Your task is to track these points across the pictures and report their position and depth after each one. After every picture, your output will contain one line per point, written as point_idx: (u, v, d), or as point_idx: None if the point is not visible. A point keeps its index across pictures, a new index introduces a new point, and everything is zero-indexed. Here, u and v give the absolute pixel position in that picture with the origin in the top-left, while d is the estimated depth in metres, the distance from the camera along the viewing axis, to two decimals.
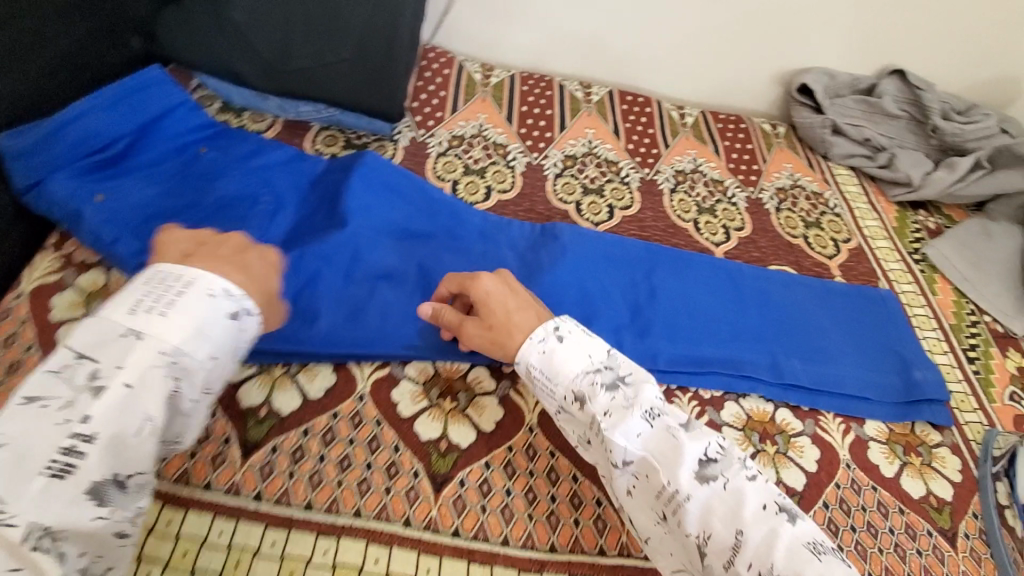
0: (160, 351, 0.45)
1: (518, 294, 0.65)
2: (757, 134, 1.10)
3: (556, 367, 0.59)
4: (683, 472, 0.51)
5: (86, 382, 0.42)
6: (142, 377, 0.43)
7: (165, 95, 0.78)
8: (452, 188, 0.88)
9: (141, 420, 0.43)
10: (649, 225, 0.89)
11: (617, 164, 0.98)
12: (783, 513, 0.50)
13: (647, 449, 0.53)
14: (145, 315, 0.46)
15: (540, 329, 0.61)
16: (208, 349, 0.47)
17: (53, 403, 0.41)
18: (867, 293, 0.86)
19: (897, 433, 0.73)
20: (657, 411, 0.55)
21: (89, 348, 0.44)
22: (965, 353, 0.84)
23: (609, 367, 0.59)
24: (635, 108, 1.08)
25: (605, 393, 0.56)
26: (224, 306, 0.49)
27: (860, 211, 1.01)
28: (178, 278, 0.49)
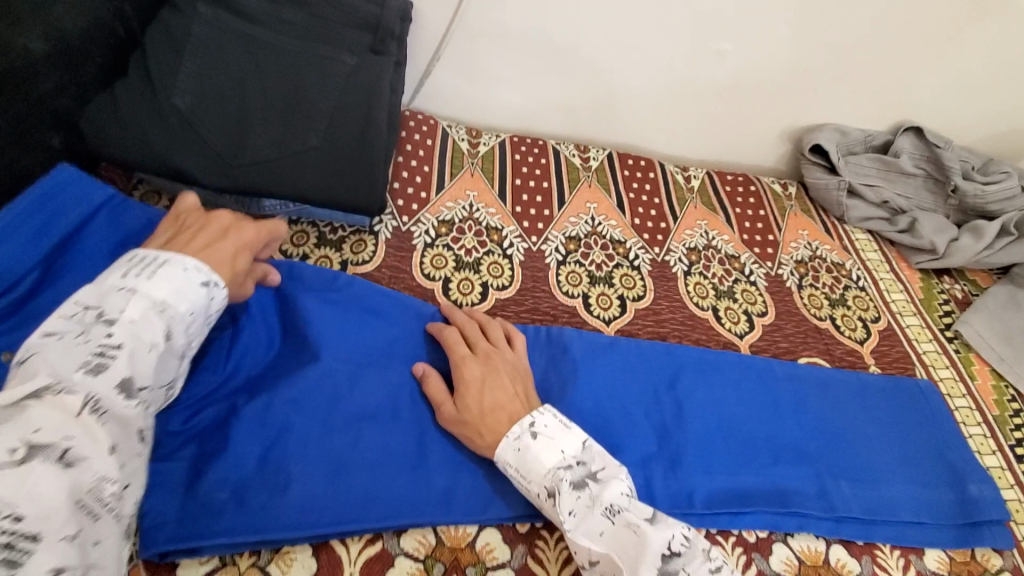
0: (152, 300, 0.49)
1: (503, 388, 0.62)
2: (769, 197, 1.02)
3: (527, 464, 0.56)
4: (644, 568, 0.48)
5: (93, 319, 0.46)
6: (145, 315, 0.48)
7: (81, 200, 0.66)
8: (444, 288, 0.78)
9: (151, 345, 0.47)
10: (665, 319, 0.80)
11: (624, 244, 0.89)
12: None
13: (609, 547, 0.51)
14: (133, 277, 0.49)
15: (516, 425, 0.58)
16: (189, 303, 0.51)
17: (67, 335, 0.45)
18: (906, 386, 0.79)
19: (958, 562, 0.65)
20: (618, 508, 0.53)
21: (87, 298, 0.47)
22: (1013, 450, 0.77)
23: (582, 463, 0.56)
24: (637, 175, 1.00)
25: (572, 492, 0.54)
26: (197, 274, 0.52)
27: (885, 282, 0.93)
28: (153, 253, 0.52)
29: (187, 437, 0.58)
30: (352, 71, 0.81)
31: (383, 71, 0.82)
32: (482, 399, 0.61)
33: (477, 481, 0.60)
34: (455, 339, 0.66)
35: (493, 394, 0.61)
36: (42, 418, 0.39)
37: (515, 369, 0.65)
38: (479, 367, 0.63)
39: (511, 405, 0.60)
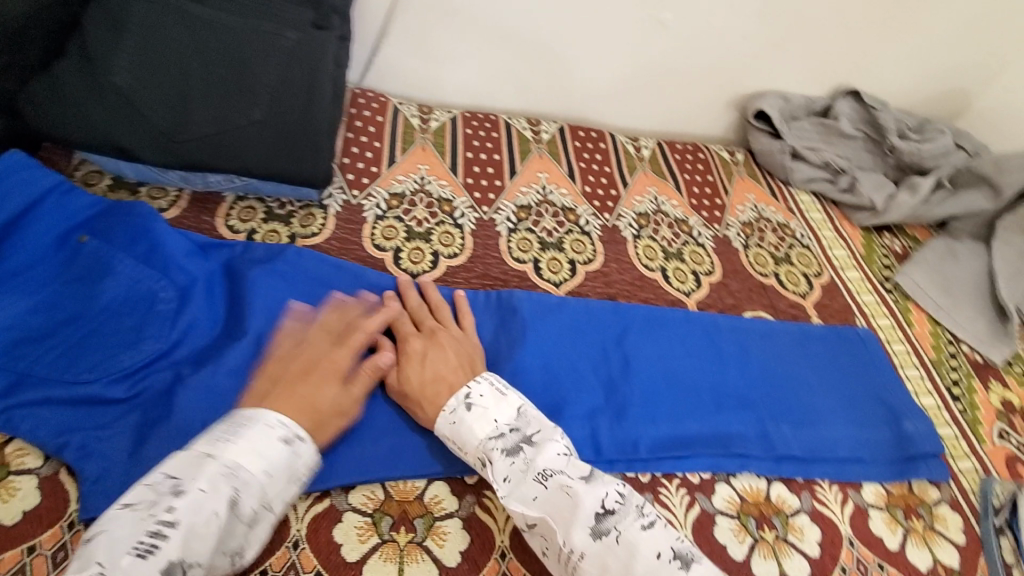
0: (225, 465, 0.48)
1: (445, 360, 0.62)
2: (717, 163, 1.05)
3: (462, 436, 0.57)
4: (575, 529, 0.49)
5: (168, 489, 0.45)
6: (215, 483, 0.46)
7: (28, 182, 0.66)
8: (394, 257, 0.78)
9: (212, 515, 0.45)
10: (614, 280, 0.82)
11: (575, 211, 0.90)
12: (677, 561, 0.48)
13: (544, 512, 0.51)
14: (217, 441, 0.49)
15: (452, 398, 0.59)
16: (268, 464, 0.49)
17: (140, 505, 0.44)
18: (846, 334, 0.82)
19: (896, 495, 0.68)
20: (551, 471, 0.53)
21: (173, 467, 0.47)
22: (949, 389, 0.80)
23: (517, 429, 0.57)
24: (588, 146, 1.02)
25: (505, 459, 0.55)
26: (280, 430, 0.52)
27: (827, 239, 0.97)
28: (246, 412, 0.52)
29: (131, 407, 0.58)
30: (294, 45, 0.80)
31: (326, 46, 0.82)
32: (421, 373, 0.61)
33: (426, 438, 0.61)
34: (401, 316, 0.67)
35: (435, 367, 0.62)
36: None
37: (460, 344, 0.65)
38: (422, 342, 0.64)
39: (452, 377, 0.61)
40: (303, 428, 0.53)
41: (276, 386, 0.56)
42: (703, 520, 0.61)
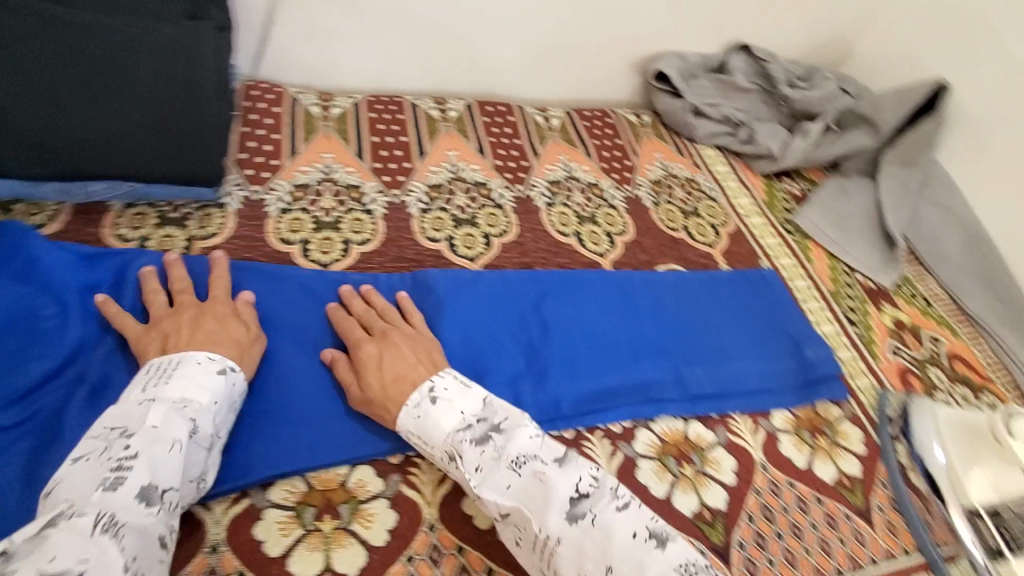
0: (171, 401, 0.52)
1: (403, 358, 0.62)
2: (624, 126, 1.08)
3: (429, 429, 0.58)
4: (551, 512, 0.51)
5: (119, 434, 0.49)
6: (165, 416, 0.50)
7: None
8: (302, 250, 0.76)
9: (171, 442, 0.49)
10: (529, 250, 0.83)
11: (488, 186, 0.91)
12: (653, 540, 0.50)
13: (519, 499, 0.53)
14: (153, 385, 0.53)
15: (415, 394, 0.60)
16: (210, 394, 0.54)
17: (93, 455, 0.48)
18: (751, 276, 0.87)
19: (802, 417, 0.73)
20: (524, 457, 0.55)
21: (116, 419, 0.51)
22: (847, 316, 0.86)
23: (484, 420, 0.59)
24: (497, 121, 1.02)
25: (474, 449, 0.56)
26: (213, 364, 0.56)
27: (732, 190, 1.02)
28: (169, 357, 0.56)
29: (26, 429, 0.55)
30: (171, 40, 0.76)
31: (204, 39, 0.78)
32: (382, 376, 0.61)
33: (345, 424, 0.61)
34: (348, 324, 0.66)
35: (393, 368, 0.61)
36: (59, 544, 0.40)
37: (413, 339, 0.65)
38: (375, 345, 0.63)
39: (413, 374, 0.61)
40: (229, 358, 0.58)
41: (181, 332, 0.58)
42: (627, 466, 0.64)
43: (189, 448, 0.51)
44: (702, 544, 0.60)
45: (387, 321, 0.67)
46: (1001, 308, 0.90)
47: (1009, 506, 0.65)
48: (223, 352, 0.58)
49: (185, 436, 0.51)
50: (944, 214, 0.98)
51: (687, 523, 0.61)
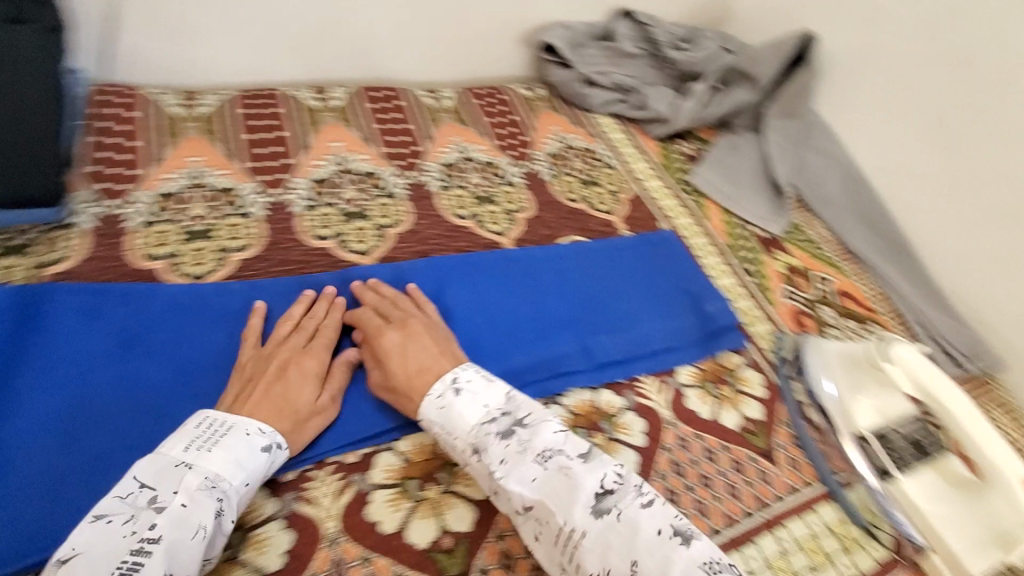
0: (204, 476, 0.50)
1: (425, 350, 0.63)
2: (518, 101, 1.06)
3: (452, 420, 0.57)
4: (575, 506, 0.50)
5: (147, 502, 0.48)
6: (194, 496, 0.49)
7: None
8: (171, 264, 0.70)
9: (196, 529, 0.47)
10: (426, 237, 0.80)
11: (378, 175, 0.87)
12: (678, 537, 0.48)
13: (542, 493, 0.51)
14: (197, 449, 0.52)
15: (438, 383, 0.60)
16: (246, 475, 0.53)
17: (117, 519, 0.47)
18: (650, 239, 0.89)
19: (706, 370, 0.75)
20: (549, 451, 0.53)
21: (149, 478, 0.50)
22: (743, 267, 0.90)
23: (508, 413, 0.57)
24: (385, 106, 0.98)
25: (499, 442, 0.54)
26: (260, 438, 0.55)
27: (629, 156, 1.03)
28: (220, 419, 0.55)
29: None
30: None
31: (21, 42, 0.69)
32: (404, 366, 0.62)
33: None
34: (366, 315, 0.67)
35: (416, 358, 0.62)
36: None
37: (435, 329, 0.66)
38: (397, 336, 0.64)
39: (435, 365, 0.62)
40: (282, 432, 0.57)
41: (257, 385, 0.60)
42: None
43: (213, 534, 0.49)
44: None
45: (404, 311, 0.67)
46: (880, 242, 0.96)
47: (891, 427, 0.67)
48: (276, 425, 0.57)
49: (212, 521, 0.48)
50: (824, 159, 1.03)
51: None
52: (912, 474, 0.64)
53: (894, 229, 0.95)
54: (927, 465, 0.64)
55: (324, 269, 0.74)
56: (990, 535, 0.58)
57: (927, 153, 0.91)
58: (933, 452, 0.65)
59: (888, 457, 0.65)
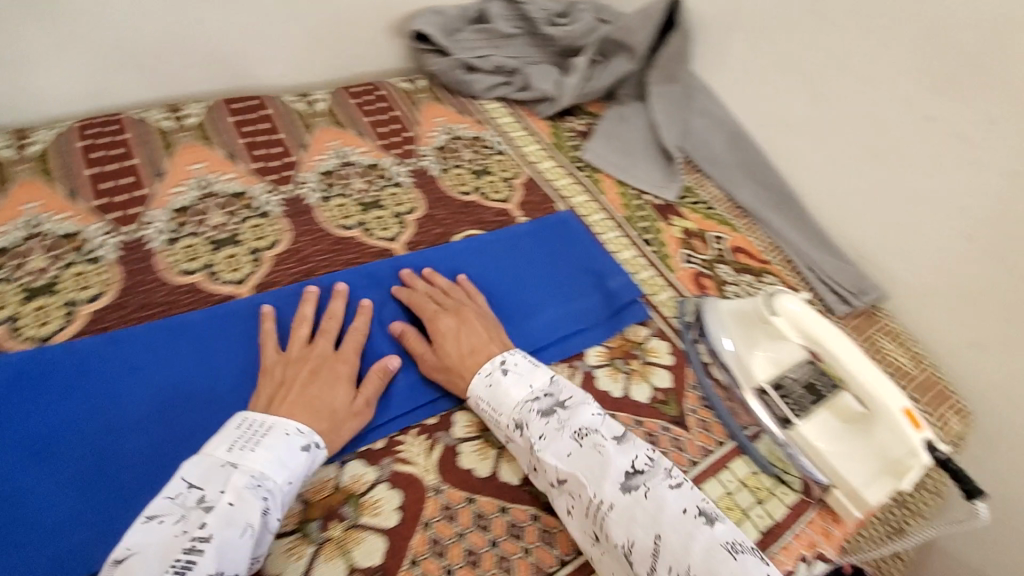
0: (249, 475, 0.52)
1: (476, 333, 0.68)
2: (398, 96, 1.01)
3: (498, 396, 0.63)
4: (607, 481, 0.54)
5: (196, 503, 0.50)
6: (241, 495, 0.50)
7: None
8: (10, 330, 0.62)
9: (243, 527, 0.49)
10: (307, 255, 0.75)
11: (248, 194, 0.80)
12: (701, 518, 0.52)
13: (576, 468, 0.56)
14: (240, 449, 0.53)
15: (489, 362, 0.65)
16: (288, 474, 0.54)
17: (168, 519, 0.49)
18: (548, 222, 0.87)
19: (614, 347, 0.75)
20: (586, 430, 0.59)
21: (197, 478, 0.51)
22: (641, 237, 0.91)
23: (550, 395, 0.63)
24: (249, 118, 0.90)
25: (540, 419, 0.60)
26: (300, 437, 0.56)
27: (520, 139, 1.00)
28: (260, 419, 0.56)
29: None
30: None
31: None
32: (459, 346, 0.66)
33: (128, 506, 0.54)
34: (418, 300, 0.71)
35: (469, 339, 0.67)
36: None
37: (485, 316, 0.71)
38: (450, 319, 0.69)
39: (486, 348, 0.67)
40: (320, 431, 0.57)
41: (292, 386, 0.60)
42: (447, 459, 0.62)
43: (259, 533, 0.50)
44: (534, 507, 0.61)
45: (462, 295, 0.72)
46: (767, 194, 0.99)
47: (786, 375, 0.69)
48: (315, 425, 0.58)
49: (259, 519, 0.50)
50: (708, 121, 1.05)
51: (516, 492, 0.61)
52: (808, 417, 0.66)
53: (779, 180, 0.98)
54: (821, 406, 0.66)
55: (193, 307, 0.68)
56: (884, 465, 0.60)
57: (799, 105, 0.94)
58: (827, 392, 0.67)
59: (786, 405, 0.67)
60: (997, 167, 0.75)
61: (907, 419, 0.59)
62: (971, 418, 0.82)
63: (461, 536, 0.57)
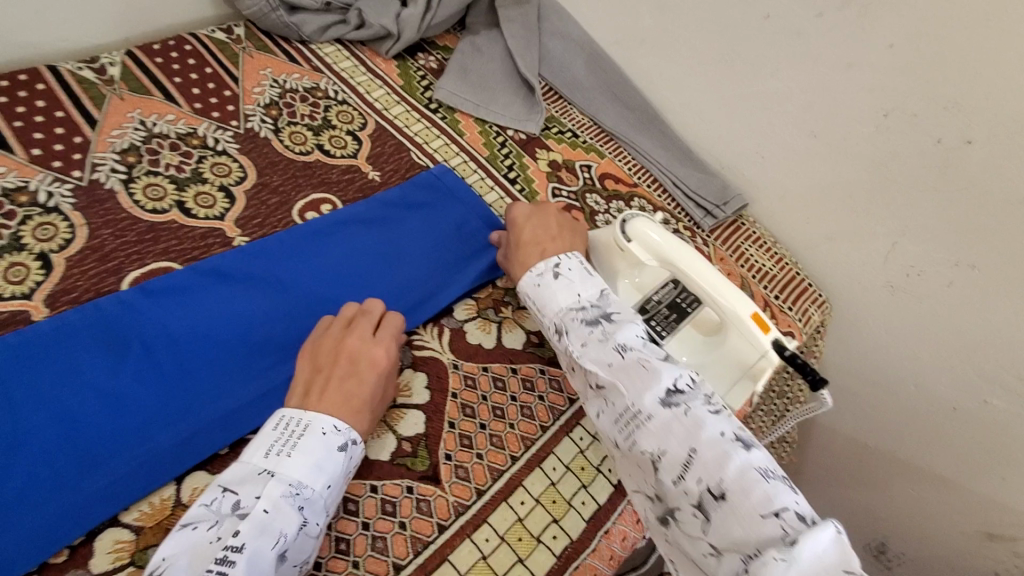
0: (287, 483, 0.49)
1: (545, 226, 0.70)
2: (209, 49, 0.85)
3: (545, 298, 0.64)
4: (646, 394, 0.52)
5: (230, 509, 0.47)
6: (277, 504, 0.47)
7: None
8: None
9: (276, 537, 0.46)
10: (112, 251, 0.64)
11: (27, 188, 0.66)
12: (741, 443, 0.49)
13: (615, 377, 0.55)
14: (277, 455, 0.50)
15: (543, 263, 0.66)
16: (327, 477, 0.51)
17: (202, 526, 0.47)
18: (422, 180, 0.79)
19: (484, 298, 0.73)
20: (629, 347, 0.57)
21: (232, 482, 0.49)
22: (506, 177, 0.86)
23: (597, 306, 0.62)
24: (18, 95, 0.72)
25: (582, 327, 0.60)
26: (337, 437, 0.52)
27: (364, 84, 0.90)
28: (297, 416, 0.53)
29: None
30: None
31: None
32: (530, 232, 0.69)
33: None
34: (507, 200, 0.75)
35: (541, 231, 0.69)
36: None
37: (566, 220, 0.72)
38: (528, 208, 0.72)
39: (547, 243, 0.68)
40: (359, 430, 0.55)
41: (331, 377, 0.56)
42: None
43: (297, 541, 0.48)
44: (408, 479, 0.57)
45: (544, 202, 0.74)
46: (631, 114, 0.97)
47: (650, 297, 0.67)
48: (355, 422, 0.55)
49: (293, 530, 0.47)
50: (565, 43, 0.99)
51: (388, 467, 0.57)
52: (674, 334, 0.65)
53: (640, 99, 0.95)
54: (685, 322, 0.66)
55: None
56: (743, 371, 0.63)
57: (648, 16, 0.90)
58: (689, 308, 0.66)
59: (652, 326, 0.65)
60: (831, 61, 0.75)
61: (756, 322, 0.62)
62: (827, 307, 0.89)
63: (328, 526, 0.53)
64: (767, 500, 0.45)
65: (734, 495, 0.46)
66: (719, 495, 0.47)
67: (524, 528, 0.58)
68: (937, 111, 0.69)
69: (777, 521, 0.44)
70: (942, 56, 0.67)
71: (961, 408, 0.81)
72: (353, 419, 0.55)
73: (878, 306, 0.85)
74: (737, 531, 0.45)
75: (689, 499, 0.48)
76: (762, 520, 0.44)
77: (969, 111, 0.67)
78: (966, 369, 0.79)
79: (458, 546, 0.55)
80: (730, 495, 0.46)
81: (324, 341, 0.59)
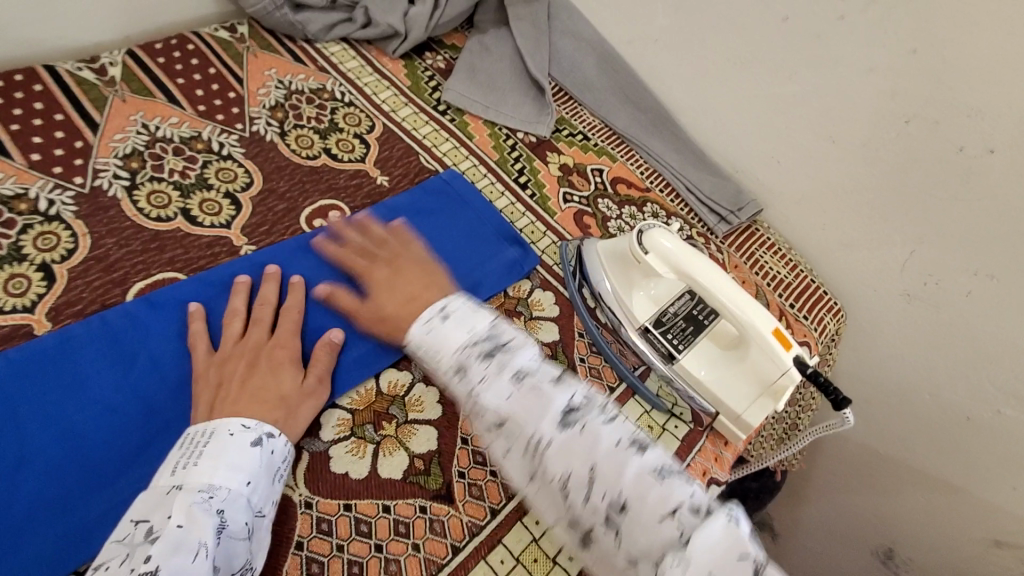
0: (198, 490, 0.46)
1: (412, 281, 0.60)
2: (212, 49, 0.83)
3: (437, 344, 0.52)
4: (543, 419, 0.45)
5: (143, 536, 0.43)
6: (190, 513, 0.44)
7: None
8: None
9: (195, 547, 0.43)
10: (116, 261, 0.63)
11: (27, 195, 0.64)
12: (638, 445, 0.45)
13: (513, 410, 0.46)
14: (183, 468, 0.47)
15: (427, 311, 0.55)
16: (243, 474, 0.48)
17: (114, 562, 0.42)
18: (429, 185, 0.78)
19: (496, 307, 0.71)
20: (525, 373, 0.48)
21: (143, 513, 0.45)
22: (517, 181, 0.84)
23: (492, 338, 0.51)
24: (16, 97, 0.70)
25: (480, 364, 0.49)
26: (247, 433, 0.51)
27: (371, 85, 0.88)
28: (201, 430, 0.51)
29: None
30: None
31: None
32: (396, 298, 0.59)
33: None
34: (352, 260, 0.65)
35: (405, 289, 0.59)
36: None
37: (424, 261, 0.63)
38: (385, 269, 0.62)
39: (425, 293, 0.58)
40: (273, 422, 0.53)
41: (231, 385, 0.55)
42: (315, 466, 0.55)
43: (222, 546, 0.45)
44: (421, 498, 0.56)
45: (396, 245, 0.65)
46: (643, 116, 0.95)
47: (667, 309, 0.68)
48: (263, 418, 0.53)
49: (212, 535, 0.44)
50: (575, 42, 0.97)
51: (400, 486, 0.56)
52: (691, 348, 0.66)
53: (652, 99, 0.93)
54: (702, 335, 0.67)
55: None
56: (763, 388, 0.62)
57: (661, 15, 0.88)
58: (706, 320, 0.67)
59: (669, 340, 0.66)
60: (850, 65, 0.73)
61: (777, 339, 0.59)
62: (843, 315, 0.87)
63: (341, 549, 0.52)
64: (665, 498, 0.42)
65: (634, 505, 0.42)
66: (621, 507, 0.42)
67: (539, 548, 0.57)
68: (959, 117, 0.68)
69: (674, 523, 0.41)
70: (967, 61, 0.65)
71: (975, 418, 0.80)
72: (262, 415, 0.53)
73: (893, 315, 0.84)
74: (642, 541, 0.41)
75: (596, 518, 0.43)
76: (661, 525, 0.41)
77: (993, 118, 0.65)
78: (980, 379, 0.78)
79: (472, 568, 0.54)
80: (631, 505, 0.42)
81: (208, 356, 0.57)
